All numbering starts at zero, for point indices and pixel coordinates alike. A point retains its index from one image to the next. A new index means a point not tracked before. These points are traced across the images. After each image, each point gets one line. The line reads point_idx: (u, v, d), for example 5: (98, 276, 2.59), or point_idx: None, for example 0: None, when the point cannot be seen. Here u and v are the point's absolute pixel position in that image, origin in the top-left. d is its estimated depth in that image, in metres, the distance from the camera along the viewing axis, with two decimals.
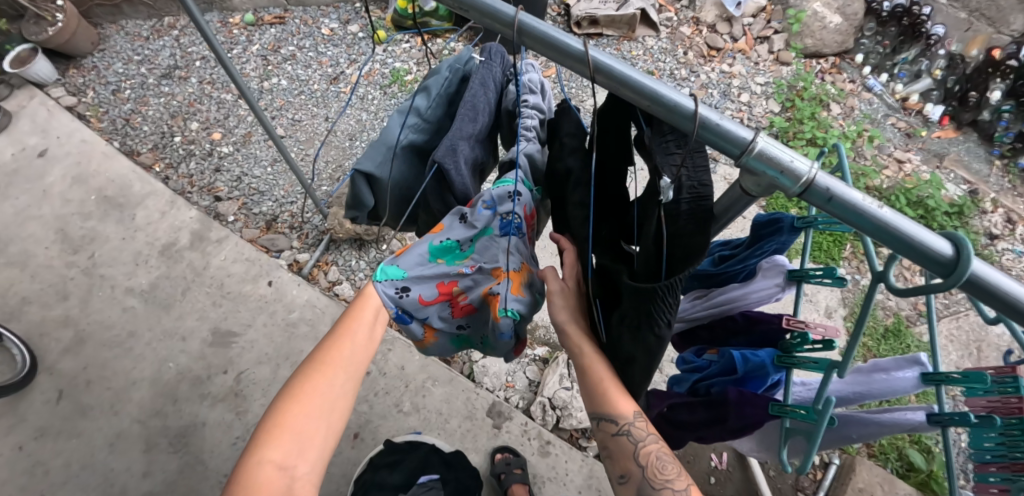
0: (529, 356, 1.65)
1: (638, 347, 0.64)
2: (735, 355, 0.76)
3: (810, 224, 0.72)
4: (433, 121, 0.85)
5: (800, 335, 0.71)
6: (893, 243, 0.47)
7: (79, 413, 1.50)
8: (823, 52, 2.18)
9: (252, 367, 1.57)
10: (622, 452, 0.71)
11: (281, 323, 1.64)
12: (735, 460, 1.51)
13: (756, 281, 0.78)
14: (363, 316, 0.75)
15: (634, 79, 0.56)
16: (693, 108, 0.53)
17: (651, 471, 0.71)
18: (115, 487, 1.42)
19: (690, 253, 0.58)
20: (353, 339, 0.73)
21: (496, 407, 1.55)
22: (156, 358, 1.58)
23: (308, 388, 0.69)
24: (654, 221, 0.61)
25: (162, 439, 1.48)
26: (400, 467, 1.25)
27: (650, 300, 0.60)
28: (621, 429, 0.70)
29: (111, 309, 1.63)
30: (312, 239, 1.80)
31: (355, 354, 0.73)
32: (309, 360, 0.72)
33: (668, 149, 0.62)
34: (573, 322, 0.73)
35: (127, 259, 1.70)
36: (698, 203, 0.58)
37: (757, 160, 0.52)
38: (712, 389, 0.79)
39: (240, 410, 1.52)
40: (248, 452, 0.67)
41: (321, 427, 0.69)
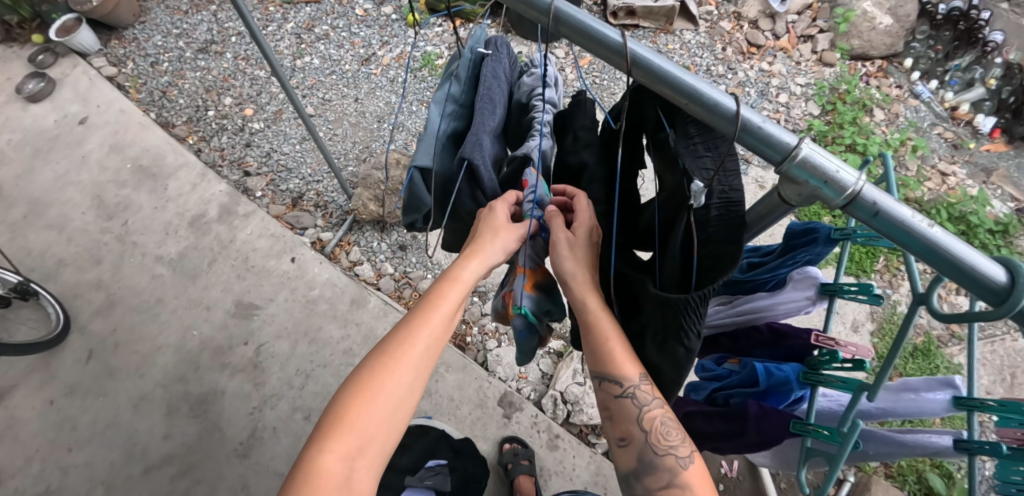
0: (543, 348, 1.66)
1: (667, 360, 0.65)
2: (758, 367, 0.75)
3: (847, 237, 0.69)
4: (468, 107, 0.83)
5: (830, 353, 0.68)
6: (942, 265, 0.46)
7: (107, 374, 1.56)
8: (870, 54, 2.08)
9: (272, 340, 1.62)
10: (625, 417, 0.69)
11: (302, 300, 1.67)
12: (746, 469, 1.49)
13: (786, 291, 0.77)
14: (438, 312, 0.70)
15: (667, 73, 0.54)
16: (735, 109, 0.51)
17: (654, 436, 0.67)
18: (138, 447, 1.48)
19: (716, 267, 0.57)
20: (426, 335, 0.69)
21: (507, 397, 1.56)
22: (182, 325, 1.63)
23: (375, 383, 0.66)
24: (682, 227, 0.61)
25: (184, 404, 1.53)
26: (411, 450, 1.27)
27: (678, 312, 0.59)
28: (625, 391, 0.67)
29: (141, 276, 1.68)
30: (337, 219, 1.83)
31: (425, 355, 0.69)
32: (376, 353, 0.68)
33: (696, 152, 0.60)
34: (581, 277, 0.70)
35: (158, 228, 1.75)
36: (729, 209, 0.57)
37: (800, 168, 0.50)
38: (732, 400, 0.78)
39: (258, 382, 1.56)
40: (310, 441, 0.64)
41: (384, 425, 0.66)
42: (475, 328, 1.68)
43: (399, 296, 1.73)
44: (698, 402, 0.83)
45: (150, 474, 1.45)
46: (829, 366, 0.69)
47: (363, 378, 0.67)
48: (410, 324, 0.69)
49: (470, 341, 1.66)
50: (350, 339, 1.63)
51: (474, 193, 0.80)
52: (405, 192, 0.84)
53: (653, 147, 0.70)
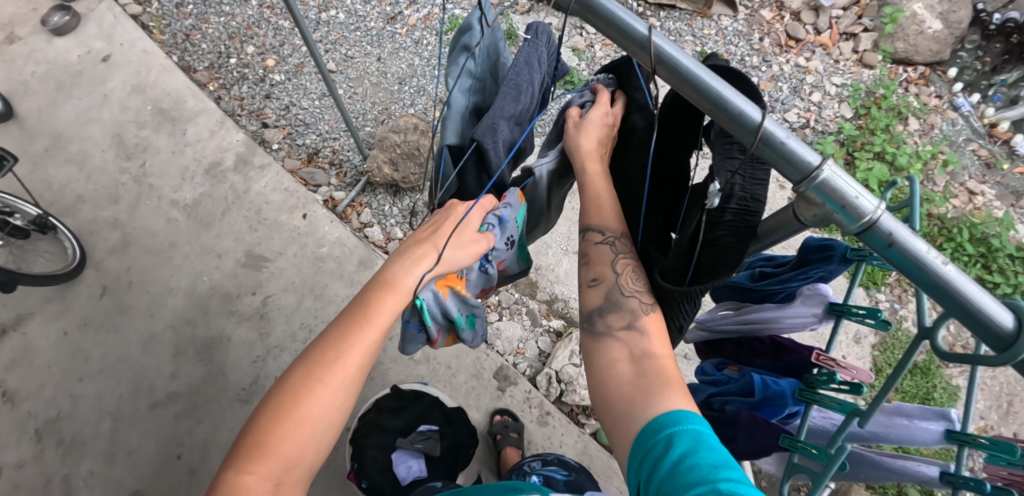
0: (543, 326, 1.68)
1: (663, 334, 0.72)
2: (755, 378, 0.73)
3: (864, 258, 0.67)
4: (482, 78, 0.83)
5: (828, 374, 0.67)
6: (950, 304, 0.45)
7: (119, 310, 1.62)
8: (914, 60, 1.99)
9: (279, 293, 1.67)
10: (599, 258, 0.72)
11: (311, 256, 1.71)
12: None
13: (794, 305, 0.76)
14: (367, 336, 0.70)
15: (692, 74, 0.52)
16: (759, 122, 0.49)
17: (624, 278, 0.70)
18: (145, 384, 1.56)
19: (708, 273, 0.59)
20: (354, 358, 0.70)
21: (503, 370, 1.59)
22: (193, 271, 1.68)
23: (300, 408, 0.67)
24: (695, 223, 0.61)
25: (190, 347, 1.60)
26: (403, 414, 1.29)
27: (672, 301, 0.64)
28: (605, 239, 0.72)
29: (156, 218, 1.72)
30: (350, 179, 1.85)
31: (350, 377, 0.70)
32: (301, 374, 0.69)
33: (728, 153, 0.58)
34: (589, 147, 0.75)
35: (175, 172, 1.77)
36: (744, 216, 0.56)
37: (818, 189, 0.48)
38: (727, 406, 0.77)
39: (263, 332, 1.63)
40: (231, 466, 0.66)
41: (309, 448, 0.68)
42: None
43: None
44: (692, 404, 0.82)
45: (156, 410, 1.54)
46: (828, 387, 0.67)
47: (285, 399, 0.68)
48: (339, 341, 0.70)
49: None
50: None
51: (479, 173, 0.81)
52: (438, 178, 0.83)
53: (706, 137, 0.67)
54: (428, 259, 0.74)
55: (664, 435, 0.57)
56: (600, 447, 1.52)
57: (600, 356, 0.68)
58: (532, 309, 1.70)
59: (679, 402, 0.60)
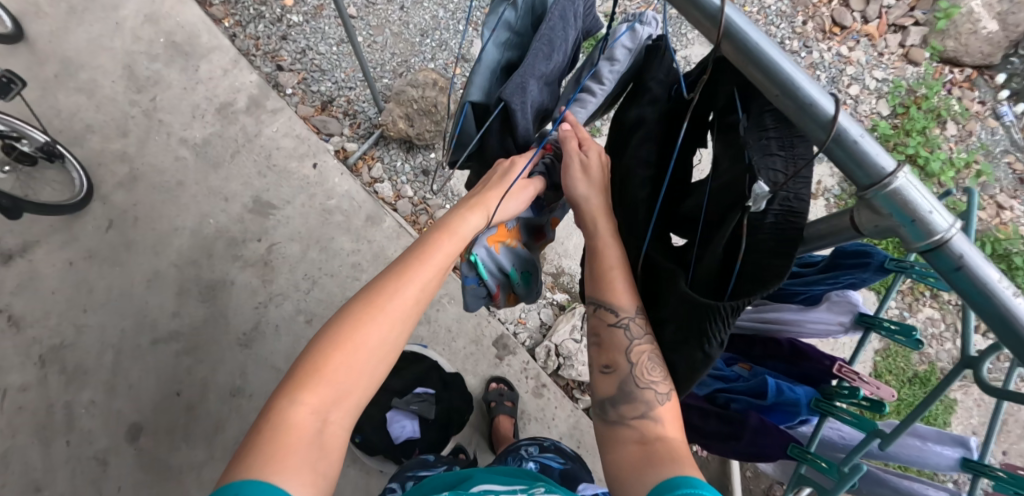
0: (546, 298, 1.70)
1: (686, 363, 0.61)
2: (769, 382, 0.74)
3: (904, 270, 0.63)
4: (523, 34, 0.78)
5: (850, 388, 0.66)
6: (1009, 337, 0.43)
7: (125, 246, 1.63)
8: (962, 61, 1.90)
9: (285, 242, 1.68)
10: (613, 344, 0.67)
11: (319, 208, 1.70)
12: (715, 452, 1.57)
13: (820, 310, 0.70)
14: (424, 268, 0.72)
15: (757, 50, 0.47)
16: (834, 114, 0.44)
17: (639, 370, 0.65)
18: (148, 319, 1.60)
19: (751, 291, 0.52)
20: (411, 291, 0.71)
21: (502, 339, 1.59)
22: (199, 212, 1.68)
23: (354, 339, 0.67)
24: (733, 226, 0.54)
25: (194, 287, 1.63)
26: (402, 374, 1.27)
27: (708, 315, 0.54)
28: (619, 321, 0.66)
29: (165, 156, 1.70)
30: (364, 131, 1.82)
31: (404, 313, 0.71)
32: (357, 306, 0.70)
33: (767, 149, 0.52)
34: (594, 198, 0.73)
35: (185, 109, 1.74)
36: (789, 219, 0.50)
37: (888, 198, 0.44)
38: (733, 404, 0.78)
39: (266, 279, 1.65)
40: (281, 394, 0.65)
41: (359, 382, 0.68)
42: None
43: (415, 222, 1.78)
44: (696, 397, 0.82)
45: (157, 346, 1.58)
46: (846, 400, 0.67)
47: (339, 332, 0.68)
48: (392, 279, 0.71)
49: None
50: (360, 254, 1.68)
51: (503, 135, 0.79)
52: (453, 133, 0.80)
53: (718, 128, 0.62)
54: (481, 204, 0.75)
55: (681, 492, 0.56)
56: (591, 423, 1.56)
57: (610, 444, 0.67)
58: None
59: (691, 473, 0.60)
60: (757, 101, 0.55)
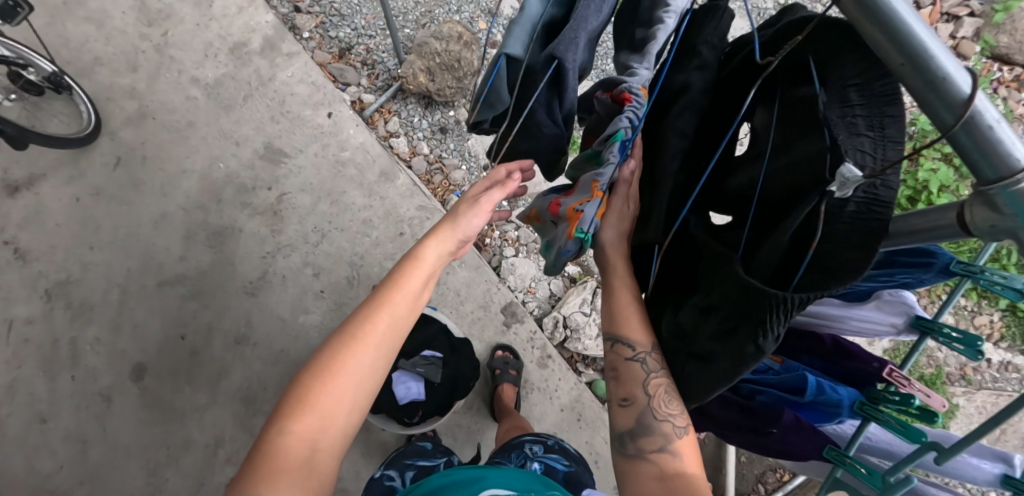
0: (558, 270, 1.70)
1: (722, 354, 0.51)
2: (811, 379, 0.65)
3: (972, 277, 0.55)
4: None
5: (901, 394, 0.59)
6: None
7: (133, 185, 1.60)
8: (1014, 58, 1.82)
9: (295, 192, 1.64)
10: (630, 378, 0.67)
11: (332, 159, 1.66)
12: None
13: (865, 308, 0.64)
14: (404, 291, 0.75)
15: (882, 0, 0.39)
16: (969, 95, 0.38)
17: (656, 402, 0.65)
18: (154, 261, 1.58)
19: (823, 284, 0.46)
20: (390, 314, 0.74)
21: (511, 307, 1.58)
22: (209, 155, 1.65)
23: (337, 364, 0.71)
24: (806, 213, 0.48)
25: (202, 232, 1.61)
26: (411, 336, 1.24)
27: (759, 303, 0.47)
28: (635, 355, 0.66)
29: (175, 94, 1.65)
30: (382, 82, 1.76)
31: (386, 335, 0.74)
32: (339, 333, 0.74)
33: (853, 130, 0.47)
34: (616, 246, 0.69)
35: (198, 47, 1.68)
36: (872, 208, 0.45)
37: (1014, 196, 0.39)
38: (758, 396, 0.70)
39: (275, 229, 1.62)
40: (272, 424, 0.69)
41: (346, 405, 0.72)
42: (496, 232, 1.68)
43: (429, 181, 1.73)
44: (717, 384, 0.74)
45: (163, 289, 1.57)
46: (894, 406, 0.60)
47: (325, 360, 0.72)
48: (373, 303, 0.75)
49: (488, 244, 1.66)
50: (372, 210, 1.64)
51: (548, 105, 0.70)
52: (483, 89, 0.70)
53: (780, 102, 0.56)
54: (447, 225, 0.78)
55: None
56: (593, 397, 1.58)
57: (628, 479, 0.68)
58: None
59: None
60: (834, 75, 0.50)
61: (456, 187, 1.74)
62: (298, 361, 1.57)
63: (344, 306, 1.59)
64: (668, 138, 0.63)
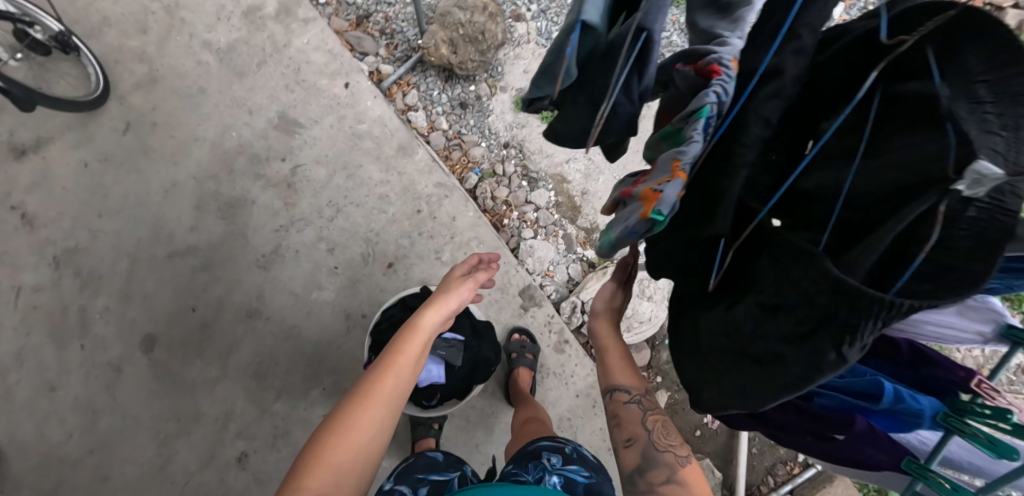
0: (577, 254, 1.67)
1: (793, 356, 0.46)
2: (890, 387, 0.60)
3: None
4: None
5: (994, 409, 0.55)
6: None
7: (143, 152, 1.56)
8: None
9: (309, 165, 1.59)
10: (631, 419, 0.97)
11: (348, 131, 1.61)
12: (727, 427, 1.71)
13: (946, 313, 0.60)
14: (408, 353, 0.89)
15: None
16: None
17: (656, 435, 0.95)
18: (164, 231, 1.54)
19: (932, 294, 0.44)
20: (398, 371, 0.87)
21: (529, 290, 1.55)
22: (221, 123, 1.60)
23: (350, 419, 0.81)
24: (921, 214, 0.45)
25: (213, 203, 1.57)
26: None
27: (848, 305, 0.43)
28: (632, 398, 0.97)
29: (186, 59, 1.60)
30: (400, 53, 1.71)
31: (395, 390, 0.86)
32: (351, 393, 0.84)
33: (987, 127, 0.43)
34: (603, 328, 1.01)
35: (210, 10, 1.62)
36: (994, 217, 0.42)
37: None
38: (819, 399, 0.64)
39: (288, 202, 1.58)
40: (288, 484, 0.75)
41: (358, 461, 0.79)
42: (515, 212, 1.68)
43: (447, 156, 1.69)
44: None
45: (173, 260, 1.54)
46: (982, 420, 0.57)
47: (339, 419, 0.81)
48: (381, 364, 0.87)
49: (507, 224, 1.67)
50: (389, 186, 1.58)
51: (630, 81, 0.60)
52: (564, 61, 0.60)
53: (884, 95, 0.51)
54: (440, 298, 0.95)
55: None
56: None
57: None
58: (569, 234, 1.68)
59: None
60: (962, 69, 0.45)
61: (474, 164, 1.70)
62: (310, 338, 1.54)
63: (358, 283, 1.55)
64: (748, 117, 0.54)
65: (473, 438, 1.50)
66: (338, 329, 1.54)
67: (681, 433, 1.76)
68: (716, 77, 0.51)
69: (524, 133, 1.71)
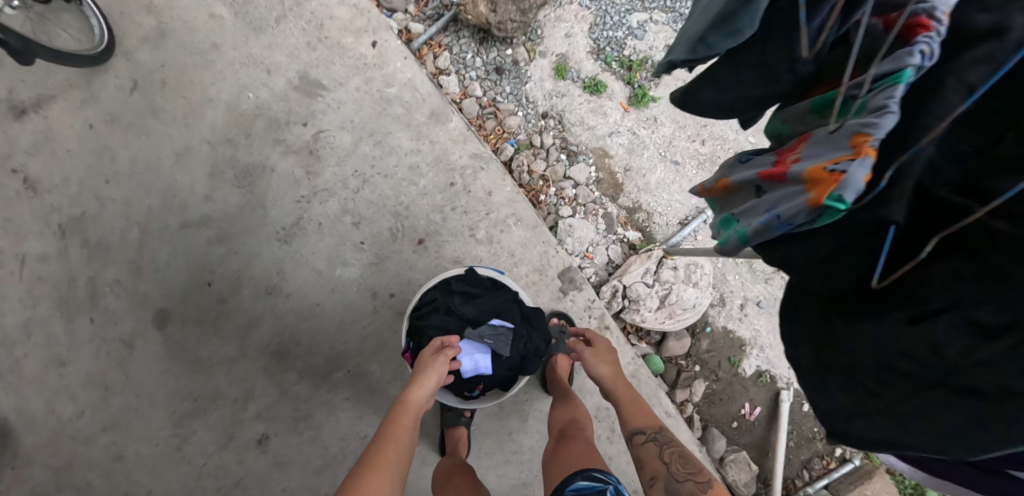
0: (617, 234, 1.58)
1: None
2: None
3: None
4: None
5: None
6: None
7: (151, 113, 1.45)
8: None
9: (333, 131, 1.47)
10: (650, 458, 1.03)
11: (375, 95, 1.48)
12: (765, 417, 1.68)
13: None
14: (402, 427, 0.92)
15: None
16: None
17: (674, 465, 1.00)
18: (176, 200, 1.43)
19: None
20: (398, 440, 0.89)
21: (569, 273, 1.45)
22: (237, 83, 1.48)
23: (362, 486, 0.78)
24: None
25: (228, 170, 1.45)
26: (476, 302, 1.11)
27: None
28: (649, 436, 1.07)
29: (199, 12, 1.48)
30: (432, 12, 1.60)
31: (399, 458, 0.86)
32: (358, 466, 0.84)
33: None
34: (605, 377, 1.23)
35: None
36: None
37: None
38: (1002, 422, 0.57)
39: (310, 170, 1.46)
40: None
41: None
42: (552, 188, 1.57)
43: (481, 125, 1.58)
44: None
45: (186, 231, 1.43)
46: None
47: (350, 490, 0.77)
48: (381, 440, 0.89)
49: (544, 201, 1.56)
50: (419, 155, 1.47)
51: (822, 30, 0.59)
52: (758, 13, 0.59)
53: None
54: (418, 375, 1.01)
55: None
56: (650, 374, 1.47)
57: None
58: (610, 213, 1.58)
59: None
60: None
61: (510, 134, 1.59)
62: (334, 317, 1.44)
63: (385, 260, 1.44)
64: (947, 80, 0.49)
65: (506, 425, 1.43)
66: (365, 308, 1.44)
67: (718, 427, 1.67)
68: (922, 38, 0.49)
69: (563, 103, 1.60)
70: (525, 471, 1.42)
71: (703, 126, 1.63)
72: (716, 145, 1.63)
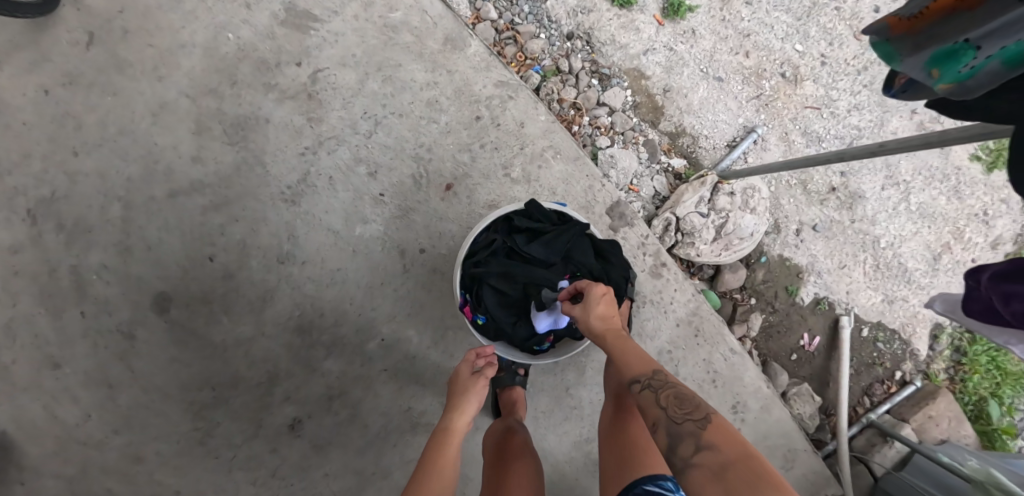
0: (661, 164, 1.43)
1: None
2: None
3: None
4: None
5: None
6: None
7: (116, 68, 1.24)
8: None
9: (333, 68, 1.27)
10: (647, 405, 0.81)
11: (377, 23, 1.29)
12: (825, 347, 1.55)
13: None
14: (446, 454, 0.89)
15: None
16: None
17: (670, 407, 0.78)
18: (160, 165, 1.24)
19: None
20: (443, 472, 0.86)
21: (618, 208, 1.30)
22: (213, 23, 1.27)
23: None
24: None
25: (216, 125, 1.25)
26: (542, 239, 1.00)
27: None
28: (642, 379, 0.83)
29: None
30: None
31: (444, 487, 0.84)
32: None
33: None
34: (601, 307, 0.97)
35: None
36: None
37: None
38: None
39: (312, 117, 1.27)
40: None
41: None
42: (586, 117, 1.41)
43: (501, 52, 1.40)
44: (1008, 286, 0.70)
45: (176, 200, 1.24)
46: None
47: None
48: (424, 468, 0.86)
49: (578, 131, 1.40)
50: (438, 89, 1.29)
51: None
52: None
53: None
54: (456, 396, 0.98)
55: None
56: (713, 310, 1.34)
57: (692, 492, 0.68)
58: (652, 140, 1.42)
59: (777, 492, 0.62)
60: None
61: (534, 60, 1.41)
62: (359, 281, 1.28)
63: (411, 211, 1.28)
64: None
65: (563, 380, 1.30)
66: (393, 267, 1.28)
67: (776, 360, 1.55)
68: None
69: (591, 20, 1.43)
70: (586, 427, 1.30)
71: (745, 37, 1.46)
72: (762, 56, 1.46)
